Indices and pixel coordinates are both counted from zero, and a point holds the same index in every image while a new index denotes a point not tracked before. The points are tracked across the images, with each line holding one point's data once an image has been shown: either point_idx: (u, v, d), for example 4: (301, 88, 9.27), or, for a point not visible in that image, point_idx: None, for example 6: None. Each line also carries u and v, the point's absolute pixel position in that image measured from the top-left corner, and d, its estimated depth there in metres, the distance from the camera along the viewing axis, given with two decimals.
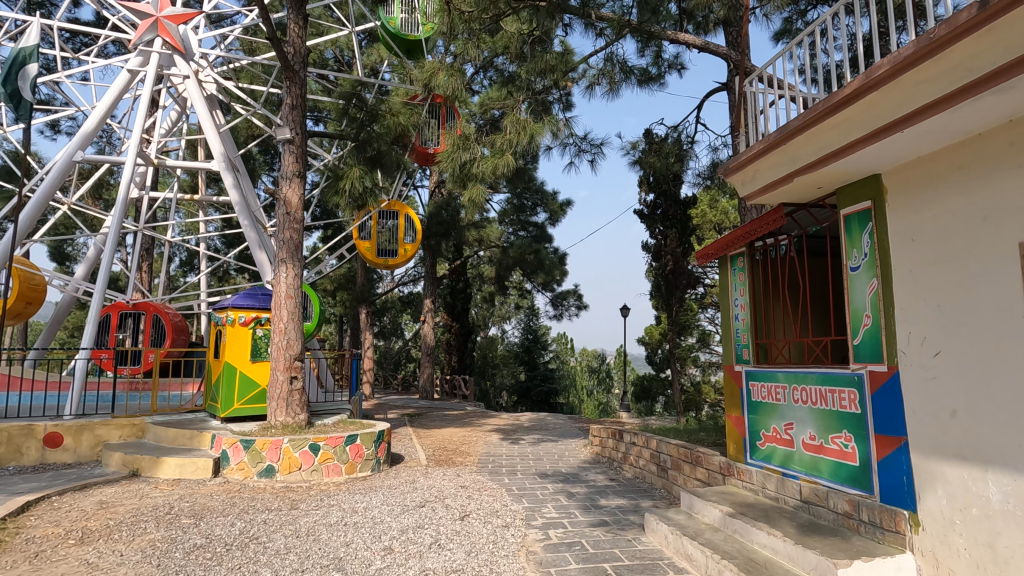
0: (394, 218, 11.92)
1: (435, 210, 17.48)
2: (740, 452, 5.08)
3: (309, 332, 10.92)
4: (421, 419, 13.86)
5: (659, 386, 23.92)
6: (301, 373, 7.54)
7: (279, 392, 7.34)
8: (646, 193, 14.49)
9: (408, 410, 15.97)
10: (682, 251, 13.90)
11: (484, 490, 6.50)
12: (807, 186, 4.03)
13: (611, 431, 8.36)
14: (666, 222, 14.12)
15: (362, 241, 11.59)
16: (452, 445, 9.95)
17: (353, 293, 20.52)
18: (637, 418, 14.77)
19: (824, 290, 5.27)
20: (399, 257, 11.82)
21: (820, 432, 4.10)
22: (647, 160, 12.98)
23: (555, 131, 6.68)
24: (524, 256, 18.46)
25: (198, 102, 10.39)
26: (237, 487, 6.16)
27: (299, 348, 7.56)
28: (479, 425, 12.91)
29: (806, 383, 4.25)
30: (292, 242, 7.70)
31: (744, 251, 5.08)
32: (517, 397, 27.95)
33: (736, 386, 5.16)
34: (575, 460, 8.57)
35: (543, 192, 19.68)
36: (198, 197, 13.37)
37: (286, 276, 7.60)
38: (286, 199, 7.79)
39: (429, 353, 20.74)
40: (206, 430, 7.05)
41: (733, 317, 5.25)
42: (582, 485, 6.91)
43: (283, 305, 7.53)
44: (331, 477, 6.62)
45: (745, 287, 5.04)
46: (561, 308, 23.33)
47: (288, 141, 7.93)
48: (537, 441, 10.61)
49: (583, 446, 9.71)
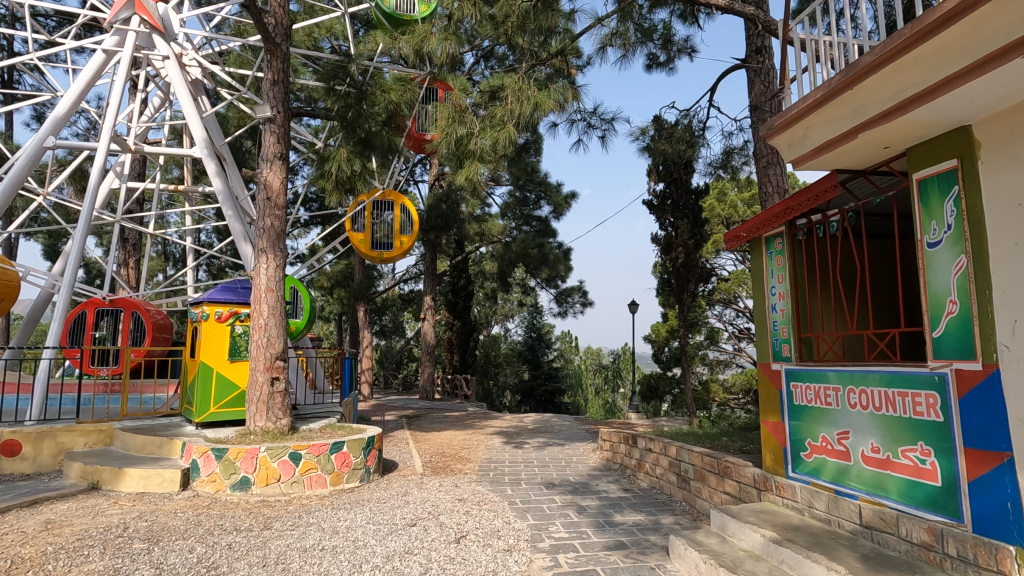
0: (389, 208, 11.24)
1: (435, 203, 16.85)
2: (778, 464, 4.39)
3: (298, 330, 10.25)
4: (420, 421, 13.16)
5: (667, 385, 23.32)
6: (283, 374, 6.88)
7: (259, 395, 6.69)
8: (655, 182, 13.81)
9: (407, 411, 15.33)
10: (694, 243, 13.18)
11: (484, 504, 5.81)
12: (871, 145, 3.30)
13: (623, 435, 7.67)
14: (676, 213, 13.40)
15: (354, 234, 10.93)
16: (451, 450, 9.27)
17: (350, 291, 19.88)
18: (647, 419, 14.12)
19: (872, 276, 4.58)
20: (395, 250, 11.10)
21: (886, 443, 3.40)
22: (656, 147, 12.24)
23: (561, 102, 5.99)
24: (527, 251, 17.80)
25: (178, 85, 9.74)
26: (207, 502, 5.49)
27: (281, 346, 6.90)
28: (480, 428, 12.21)
29: (868, 385, 3.55)
30: (273, 231, 7.01)
31: (783, 231, 4.38)
32: (520, 396, 27.33)
33: (774, 388, 4.46)
34: (584, 467, 7.88)
35: (547, 184, 18.91)
36: (183, 188, 12.72)
37: (267, 267, 6.93)
38: (267, 182, 7.11)
39: (429, 352, 20.05)
40: (177, 436, 6.38)
41: (769, 308, 4.56)
42: (594, 497, 6.21)
43: (263, 300, 6.86)
44: (314, 489, 5.93)
45: (785, 273, 4.34)
46: (566, 305, 22.62)
47: (269, 120, 7.24)
48: (542, 444, 9.95)
49: (592, 451, 9.02)
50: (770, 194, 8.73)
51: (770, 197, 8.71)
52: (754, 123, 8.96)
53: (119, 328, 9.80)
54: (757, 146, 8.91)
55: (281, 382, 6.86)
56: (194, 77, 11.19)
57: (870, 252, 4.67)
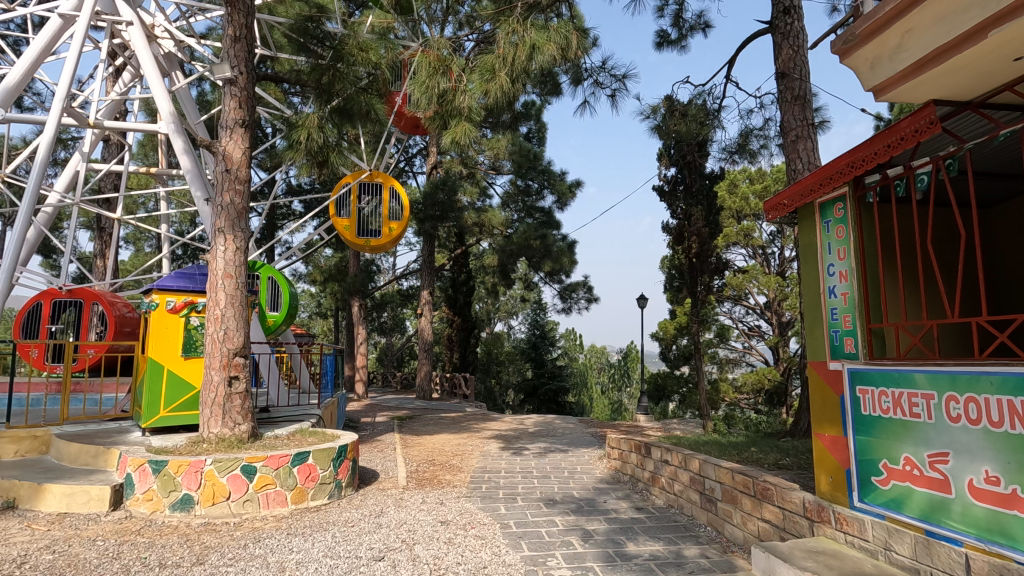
0: (376, 194, 10.25)
1: (431, 190, 15.96)
2: (839, 490, 3.44)
3: (277, 324, 9.40)
4: (413, 423, 12.27)
5: (675, 384, 22.51)
6: (243, 373, 5.98)
7: (214, 397, 5.80)
8: (666, 167, 12.85)
9: (401, 411, 14.44)
10: (708, 232, 12.19)
11: (471, 529, 4.88)
12: (1000, 51, 2.35)
13: (634, 444, 6.75)
14: (688, 199, 12.43)
15: (338, 219, 10.04)
16: (441, 457, 8.36)
17: (343, 285, 19.01)
18: (657, 422, 13.16)
19: (941, 251, 3.70)
20: (382, 238, 10.08)
21: (1011, 473, 2.48)
22: (668, 126, 11.29)
23: (564, 49, 5.06)
24: (529, 243, 16.86)
25: (143, 53, 8.89)
26: (138, 526, 4.59)
27: (241, 341, 6.00)
28: (477, 430, 11.29)
29: (982, 393, 2.61)
30: (233, 208, 6.11)
31: (846, 192, 3.43)
32: (523, 395, 26.45)
33: (833, 393, 3.52)
34: (590, 480, 6.93)
35: (550, 172, 17.76)
36: (155, 170, 11.85)
37: (225, 250, 6.01)
38: (226, 153, 6.18)
39: (426, 350, 19.16)
40: (117, 445, 5.50)
41: (825, 292, 3.62)
42: (602, 519, 5.27)
43: (219, 288, 5.95)
44: (271, 510, 5.03)
45: (848, 247, 3.41)
46: (570, 301, 21.68)
47: (229, 82, 6.30)
48: (543, 451, 9.02)
49: (599, 459, 8.08)
50: (800, 171, 7.75)
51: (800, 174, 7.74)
52: (780, 92, 7.99)
53: (80, 322, 8.95)
54: (785, 118, 7.94)
55: (242, 382, 5.96)
56: (167, 51, 10.40)
57: (937, 224, 3.78)
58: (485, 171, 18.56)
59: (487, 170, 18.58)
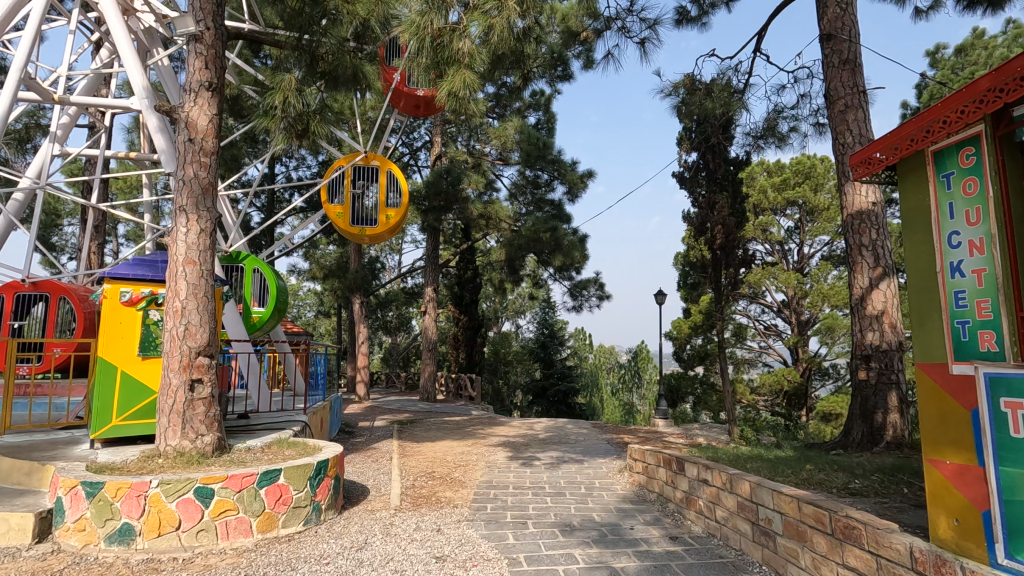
0: (373, 179, 9.38)
1: (435, 178, 15.17)
2: (968, 539, 2.53)
3: (263, 322, 8.56)
4: (413, 428, 11.41)
5: (689, 385, 21.60)
6: (208, 375, 5.13)
7: (172, 404, 4.95)
8: (687, 152, 11.94)
9: (402, 415, 13.58)
10: (735, 221, 11.20)
11: (472, 567, 4.00)
12: None
13: (664, 458, 5.83)
14: (711, 185, 11.43)
15: (331, 206, 9.12)
16: (442, 469, 7.49)
17: (344, 282, 18.23)
18: (677, 427, 12.21)
19: None
20: (380, 227, 9.22)
21: None
22: (689, 105, 10.33)
23: None
24: (538, 235, 16.00)
25: (114, 22, 8.12)
26: (63, 565, 3.74)
27: (206, 339, 5.14)
28: (484, 437, 10.42)
29: None
30: (197, 183, 5.25)
31: (981, 131, 2.52)
32: (532, 397, 25.60)
33: (959, 407, 2.60)
34: (611, 499, 6.00)
35: (560, 161, 16.56)
36: (137, 155, 11.07)
37: (187, 232, 5.16)
38: (188, 120, 5.33)
39: (431, 349, 18.29)
40: (55, 460, 4.66)
41: (944, 272, 2.69)
42: (630, 553, 4.34)
43: (179, 276, 5.11)
44: (231, 541, 4.17)
45: (984, 209, 2.49)
46: (581, 299, 20.76)
47: (193, 38, 5.45)
48: (555, 462, 8.11)
49: (618, 473, 7.17)
50: (850, 145, 6.79)
51: (849, 148, 6.79)
52: (826, 56, 7.04)
53: (45, 318, 8.16)
54: (829, 86, 7.00)
55: (207, 386, 5.11)
56: (147, 26, 9.64)
57: None
58: (492, 161, 17.75)
59: (495, 160, 17.78)
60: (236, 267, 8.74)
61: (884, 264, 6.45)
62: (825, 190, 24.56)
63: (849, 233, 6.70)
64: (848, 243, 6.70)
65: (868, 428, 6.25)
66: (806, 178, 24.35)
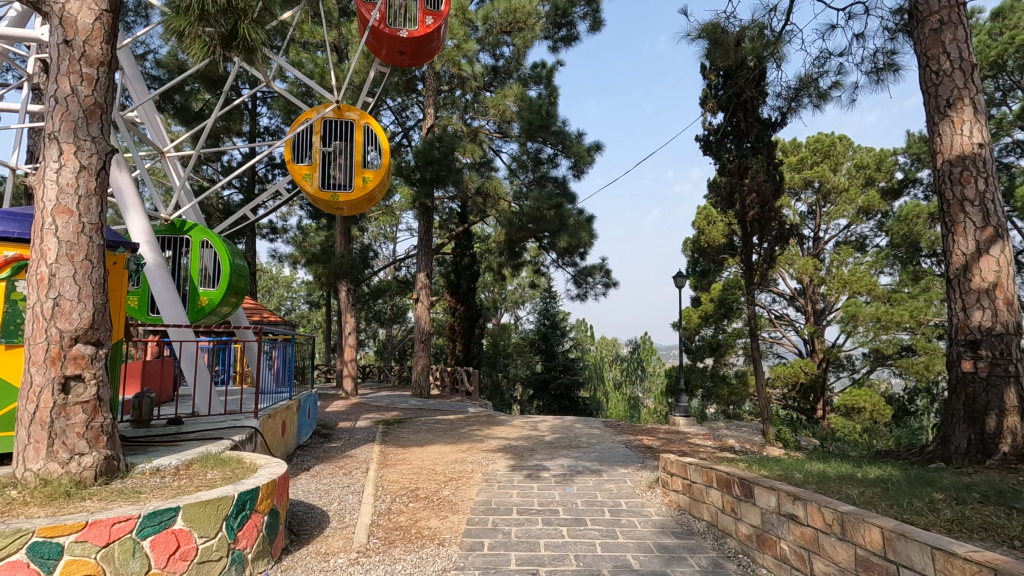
0: (348, 137, 7.87)
1: (425, 147, 13.68)
2: None
3: (214, 306, 7.10)
4: (401, 429, 9.95)
5: (699, 377, 20.29)
6: (90, 372, 3.65)
7: (34, 412, 3.48)
8: (712, 113, 10.46)
9: (390, 414, 12.11)
10: (773, 188, 9.69)
11: None
12: None
13: (720, 478, 4.37)
14: (741, 149, 9.95)
15: (296, 166, 7.66)
16: (430, 485, 6.04)
17: (329, 267, 16.76)
18: (701, 427, 10.80)
19: None
20: (354, 193, 7.74)
21: None
22: (720, 51, 8.82)
23: None
24: (541, 213, 14.51)
25: None
26: None
27: (87, 322, 3.66)
28: (482, 440, 8.97)
29: None
30: (77, 102, 3.76)
31: None
32: (533, 391, 24.27)
33: None
34: (647, 532, 4.55)
35: (565, 133, 15.08)
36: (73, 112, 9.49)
37: (58, 171, 3.68)
38: (62, 14, 3.80)
39: (424, 340, 16.82)
40: None
41: None
42: None
43: (46, 231, 3.62)
44: None
45: None
46: (585, 287, 19.29)
47: None
48: (567, 474, 6.64)
49: (649, 490, 5.74)
50: (947, 72, 5.30)
51: (946, 76, 5.30)
52: None
53: None
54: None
55: (89, 385, 3.64)
56: None
57: None
58: (489, 135, 16.28)
59: (492, 134, 16.34)
60: (181, 240, 7.22)
61: (994, 224, 5.00)
62: (843, 171, 23.15)
63: (940, 183, 5.32)
64: (943, 197, 5.27)
65: (976, 435, 4.82)
66: (824, 157, 23.07)
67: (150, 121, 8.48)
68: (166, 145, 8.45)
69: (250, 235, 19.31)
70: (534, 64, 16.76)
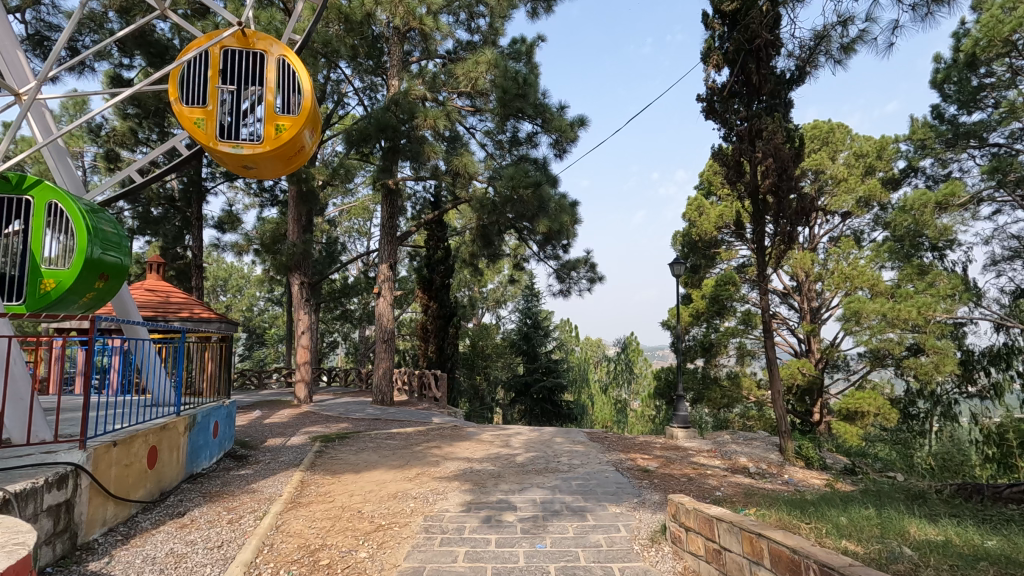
0: (258, 78, 6.08)
1: (379, 113, 11.92)
2: None
3: (62, 292, 5.21)
4: (342, 448, 8.11)
5: (690, 378, 18.77)
6: None
7: None
8: (716, 69, 8.81)
9: (339, 426, 10.25)
10: (791, 151, 8.09)
11: None
12: None
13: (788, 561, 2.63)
14: (752, 108, 8.36)
15: (184, 110, 5.81)
16: (342, 542, 4.23)
17: (278, 257, 14.79)
18: (703, 441, 9.13)
19: None
20: (264, 145, 5.92)
21: None
22: None
23: None
24: (518, 194, 12.75)
25: None
26: None
27: None
28: (438, 462, 7.18)
29: None
30: None
31: None
32: (513, 395, 22.58)
33: None
34: None
35: (544, 104, 13.42)
36: None
37: None
38: None
39: (386, 339, 14.96)
40: None
41: None
42: None
43: None
44: None
45: None
46: (569, 282, 17.61)
47: None
48: (539, 516, 4.89)
49: (654, 550, 3.98)
50: None
51: None
52: None
53: None
54: None
55: None
56: None
57: None
58: (461, 110, 14.58)
59: (464, 109, 14.66)
60: (19, 202, 5.34)
61: None
62: (841, 160, 21.79)
63: None
64: None
65: None
66: (822, 145, 21.85)
67: (7, 57, 6.48)
68: (24, 85, 6.48)
69: (197, 224, 17.34)
70: (513, 38, 15.21)
